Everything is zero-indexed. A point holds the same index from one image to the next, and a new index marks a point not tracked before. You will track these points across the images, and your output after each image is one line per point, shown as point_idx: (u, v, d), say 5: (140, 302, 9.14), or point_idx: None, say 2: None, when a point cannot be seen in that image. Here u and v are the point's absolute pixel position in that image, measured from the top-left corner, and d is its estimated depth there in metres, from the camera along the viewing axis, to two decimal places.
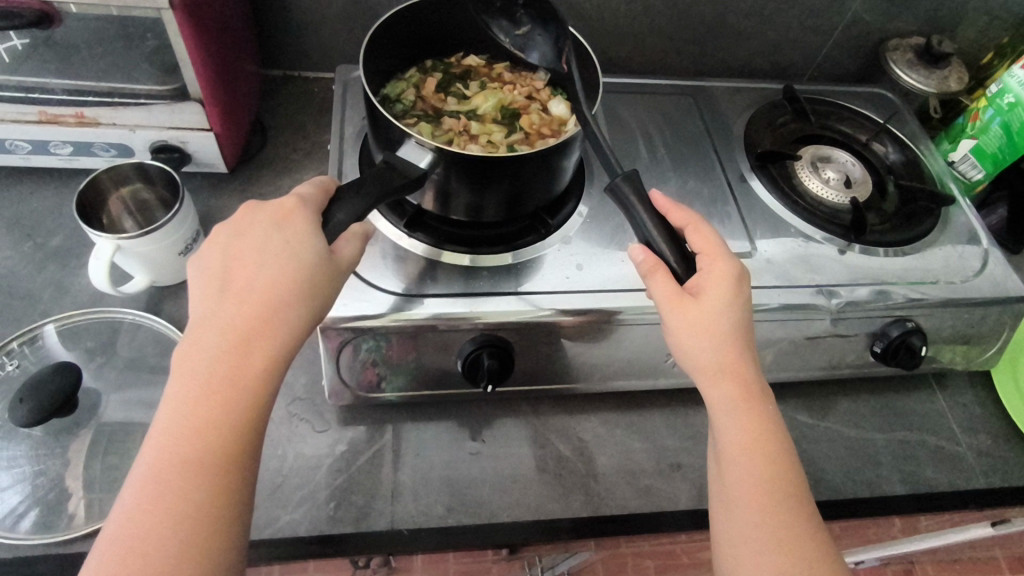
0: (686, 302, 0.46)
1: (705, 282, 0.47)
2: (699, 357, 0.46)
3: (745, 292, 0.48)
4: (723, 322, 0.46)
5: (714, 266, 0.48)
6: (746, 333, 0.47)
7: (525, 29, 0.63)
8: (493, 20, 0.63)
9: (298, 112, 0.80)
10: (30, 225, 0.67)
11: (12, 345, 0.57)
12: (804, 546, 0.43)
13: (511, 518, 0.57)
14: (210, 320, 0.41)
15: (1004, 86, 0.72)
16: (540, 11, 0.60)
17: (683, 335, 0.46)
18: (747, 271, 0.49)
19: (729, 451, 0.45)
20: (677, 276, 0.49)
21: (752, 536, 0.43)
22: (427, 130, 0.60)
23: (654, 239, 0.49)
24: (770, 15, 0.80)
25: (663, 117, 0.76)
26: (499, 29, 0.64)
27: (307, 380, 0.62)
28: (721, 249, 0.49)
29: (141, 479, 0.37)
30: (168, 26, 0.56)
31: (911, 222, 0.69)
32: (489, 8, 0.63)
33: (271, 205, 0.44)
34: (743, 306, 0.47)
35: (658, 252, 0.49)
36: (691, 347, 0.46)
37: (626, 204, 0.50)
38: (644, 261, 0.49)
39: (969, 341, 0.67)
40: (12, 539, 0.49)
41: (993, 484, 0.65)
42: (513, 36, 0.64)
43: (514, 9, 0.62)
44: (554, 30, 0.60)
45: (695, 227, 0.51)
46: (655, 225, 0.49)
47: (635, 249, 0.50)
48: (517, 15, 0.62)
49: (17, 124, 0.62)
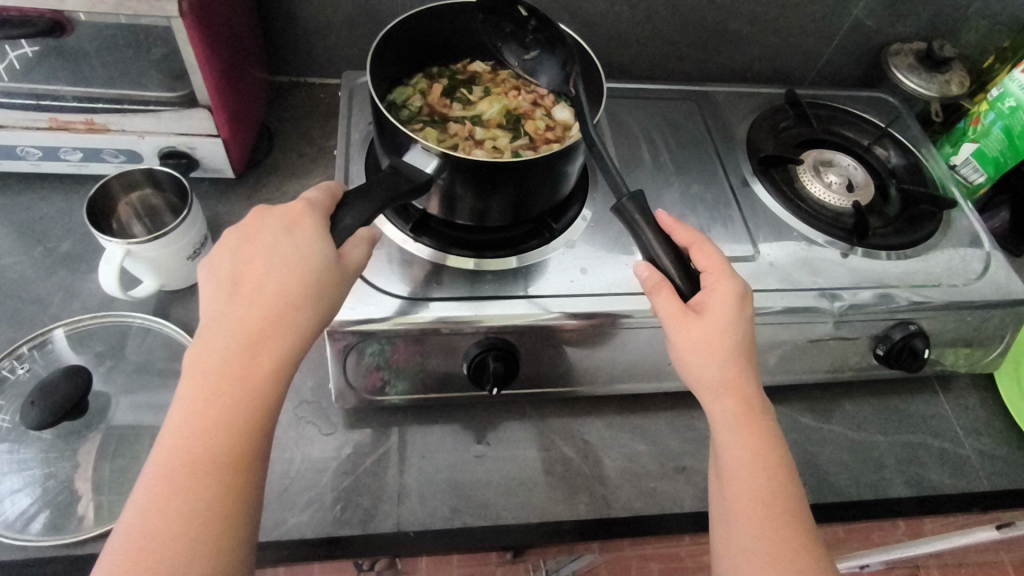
0: (691, 321, 0.47)
1: (708, 301, 0.48)
2: (702, 372, 0.47)
3: (749, 309, 0.48)
4: (726, 339, 0.46)
5: (718, 284, 0.48)
6: (749, 347, 0.48)
7: (533, 54, 0.65)
8: (504, 44, 0.66)
9: (304, 117, 0.80)
10: (40, 231, 0.68)
11: (22, 349, 0.58)
12: (804, 560, 0.43)
13: (517, 520, 0.57)
14: (220, 322, 0.41)
15: (1005, 90, 0.73)
16: (548, 36, 0.62)
17: (686, 350, 0.47)
18: (749, 288, 0.49)
19: (730, 466, 0.45)
20: (681, 292, 0.49)
21: (751, 551, 0.43)
22: (433, 136, 0.61)
23: (660, 257, 0.49)
24: (771, 20, 0.81)
25: (666, 121, 0.77)
26: (510, 53, 0.66)
27: (314, 383, 0.62)
28: (725, 267, 0.49)
29: (152, 478, 0.37)
30: (177, 34, 0.57)
31: (913, 225, 0.70)
32: (499, 32, 0.65)
33: (281, 210, 0.45)
34: (747, 321, 0.48)
35: (663, 270, 0.49)
36: (693, 362, 0.47)
37: (632, 224, 0.51)
38: (648, 279, 0.49)
39: (972, 343, 0.67)
40: (22, 540, 0.50)
41: (997, 486, 0.66)
42: (521, 60, 0.66)
43: (523, 35, 0.64)
44: (562, 54, 0.62)
45: (699, 246, 0.51)
46: (660, 244, 0.49)
47: (640, 266, 0.50)
48: (527, 39, 0.64)
49: (28, 131, 0.63)
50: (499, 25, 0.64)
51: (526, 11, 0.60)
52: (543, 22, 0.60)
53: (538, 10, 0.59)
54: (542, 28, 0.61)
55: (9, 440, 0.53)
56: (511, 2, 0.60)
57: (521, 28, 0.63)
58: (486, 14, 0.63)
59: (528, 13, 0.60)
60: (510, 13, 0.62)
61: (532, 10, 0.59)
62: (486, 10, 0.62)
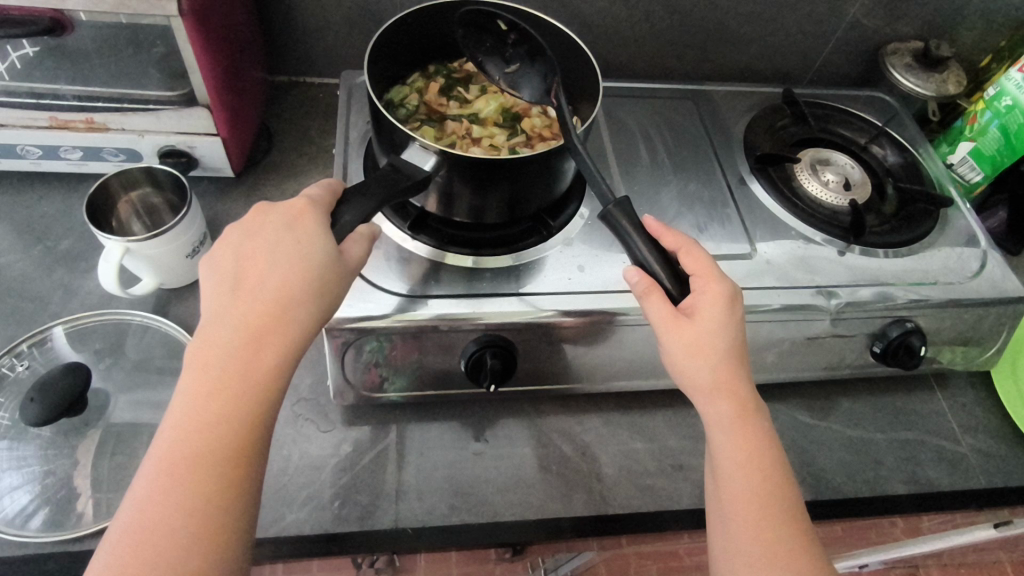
0: (684, 324, 0.47)
1: (699, 304, 0.48)
2: (695, 375, 0.47)
3: (740, 311, 0.48)
4: (717, 342, 0.47)
5: (708, 288, 0.48)
6: (741, 348, 0.48)
7: (513, 68, 0.64)
8: (486, 58, 0.65)
9: (303, 117, 0.81)
10: (40, 229, 0.68)
11: (21, 346, 0.58)
12: (801, 560, 0.43)
13: (515, 517, 0.58)
14: (221, 318, 0.41)
15: (1001, 89, 0.73)
16: (529, 48, 0.61)
17: (681, 352, 0.47)
18: (740, 290, 0.49)
19: (725, 468, 0.46)
20: (671, 296, 0.49)
21: (748, 553, 0.43)
22: (430, 134, 0.61)
23: (649, 262, 0.49)
24: (768, 20, 0.81)
25: (664, 120, 0.77)
26: (493, 68, 0.65)
27: (312, 380, 0.63)
28: (715, 270, 0.50)
29: (152, 472, 0.38)
30: (177, 33, 0.57)
31: (909, 223, 0.70)
32: (481, 47, 0.64)
33: (281, 206, 0.45)
34: (739, 323, 0.48)
35: (653, 274, 0.49)
36: (686, 365, 0.47)
37: (620, 231, 0.50)
38: (638, 283, 0.48)
39: (969, 341, 0.67)
40: (22, 537, 0.50)
41: (994, 484, 0.66)
42: (503, 75, 0.65)
43: (504, 48, 0.63)
44: (542, 66, 0.61)
45: (687, 250, 0.51)
46: (649, 248, 0.49)
47: (628, 271, 0.49)
48: (508, 54, 0.63)
49: (28, 130, 0.63)
50: (480, 40, 0.63)
51: (506, 24, 0.61)
52: (523, 34, 0.60)
53: (518, 21, 0.59)
54: (522, 42, 0.61)
55: (8, 437, 0.53)
56: (492, 15, 0.61)
57: (501, 42, 0.63)
58: (467, 27, 0.63)
59: (508, 26, 0.61)
60: (492, 27, 0.62)
61: (512, 22, 0.59)
62: (467, 23, 0.62)
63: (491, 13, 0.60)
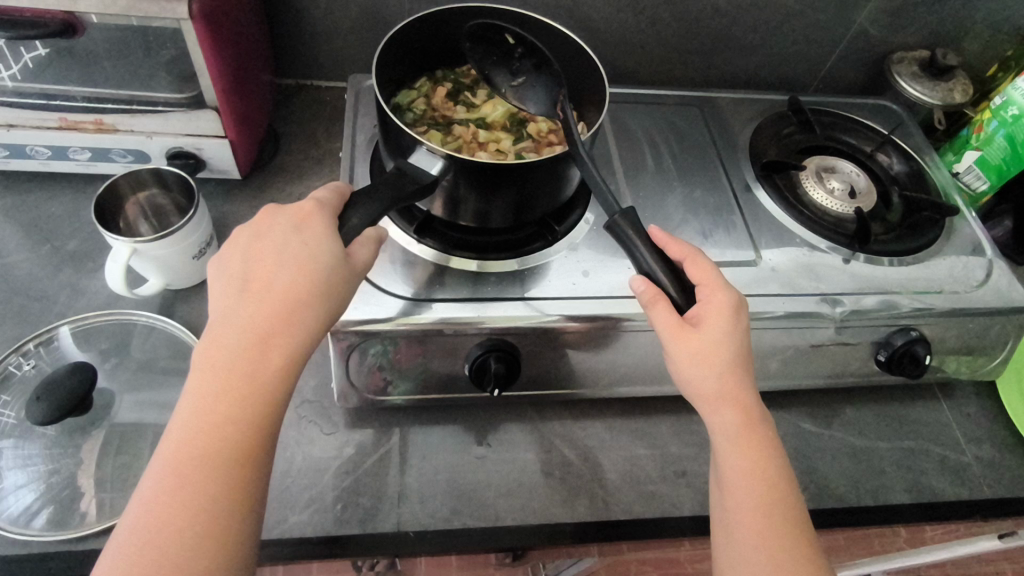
0: (688, 333, 0.47)
1: (705, 313, 0.47)
2: (699, 382, 0.47)
3: (744, 319, 0.48)
4: (723, 351, 0.47)
5: (713, 296, 0.48)
6: (746, 357, 0.48)
7: (520, 80, 0.63)
8: (493, 70, 0.65)
9: (310, 120, 0.81)
10: (47, 229, 0.69)
11: (27, 346, 0.59)
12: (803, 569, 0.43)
13: (518, 521, 0.57)
14: (229, 319, 0.42)
15: (1007, 99, 0.73)
16: (535, 61, 0.61)
17: (685, 362, 0.47)
18: (745, 298, 0.49)
19: (729, 476, 0.45)
20: (677, 305, 0.49)
21: (752, 560, 0.43)
22: (438, 138, 0.62)
23: (654, 270, 0.49)
24: (775, 28, 0.82)
25: (669, 126, 0.78)
26: (499, 80, 0.65)
27: (316, 383, 0.63)
28: (719, 279, 0.50)
29: (159, 472, 0.38)
30: (187, 36, 0.57)
31: (915, 232, 0.70)
32: (488, 59, 0.64)
33: (289, 209, 0.46)
34: (743, 331, 0.48)
35: (658, 283, 0.49)
36: (692, 374, 0.47)
37: (625, 240, 0.50)
38: (644, 292, 0.49)
39: (974, 351, 0.67)
40: (26, 535, 0.50)
41: (998, 494, 0.65)
42: (509, 87, 0.64)
43: (510, 61, 0.63)
44: (548, 79, 0.61)
45: (692, 259, 0.51)
46: (654, 257, 0.49)
47: (634, 280, 0.49)
48: (515, 66, 0.63)
49: (38, 130, 0.64)
50: (488, 52, 0.63)
51: (513, 38, 0.60)
52: (529, 48, 0.60)
53: (525, 36, 0.59)
54: (528, 55, 0.61)
55: (14, 436, 0.53)
56: (499, 28, 0.60)
57: (507, 55, 0.63)
58: (475, 41, 0.62)
59: (515, 40, 0.60)
60: (498, 40, 0.61)
61: (520, 37, 0.59)
62: (474, 37, 0.62)
63: (497, 27, 0.60)
